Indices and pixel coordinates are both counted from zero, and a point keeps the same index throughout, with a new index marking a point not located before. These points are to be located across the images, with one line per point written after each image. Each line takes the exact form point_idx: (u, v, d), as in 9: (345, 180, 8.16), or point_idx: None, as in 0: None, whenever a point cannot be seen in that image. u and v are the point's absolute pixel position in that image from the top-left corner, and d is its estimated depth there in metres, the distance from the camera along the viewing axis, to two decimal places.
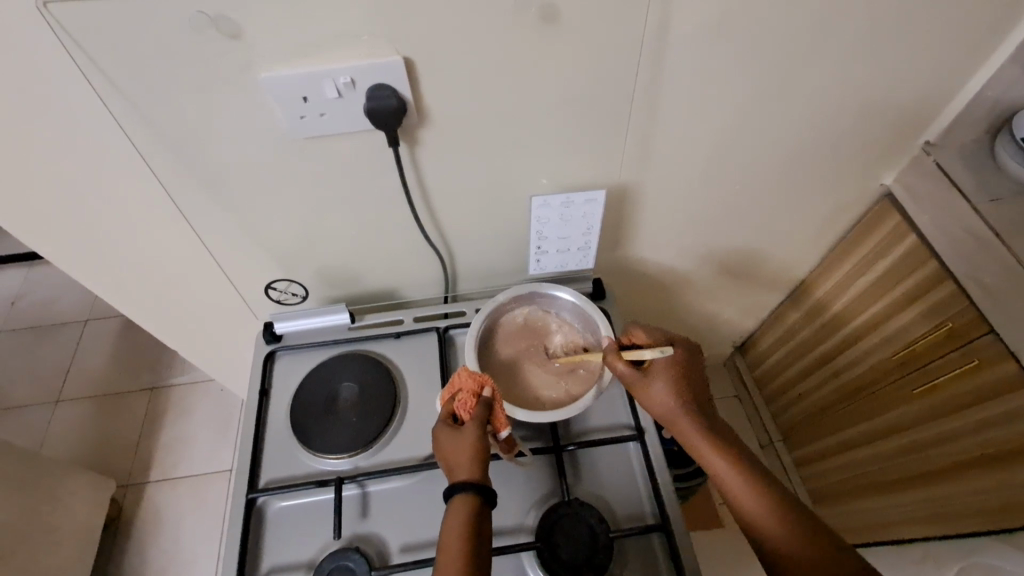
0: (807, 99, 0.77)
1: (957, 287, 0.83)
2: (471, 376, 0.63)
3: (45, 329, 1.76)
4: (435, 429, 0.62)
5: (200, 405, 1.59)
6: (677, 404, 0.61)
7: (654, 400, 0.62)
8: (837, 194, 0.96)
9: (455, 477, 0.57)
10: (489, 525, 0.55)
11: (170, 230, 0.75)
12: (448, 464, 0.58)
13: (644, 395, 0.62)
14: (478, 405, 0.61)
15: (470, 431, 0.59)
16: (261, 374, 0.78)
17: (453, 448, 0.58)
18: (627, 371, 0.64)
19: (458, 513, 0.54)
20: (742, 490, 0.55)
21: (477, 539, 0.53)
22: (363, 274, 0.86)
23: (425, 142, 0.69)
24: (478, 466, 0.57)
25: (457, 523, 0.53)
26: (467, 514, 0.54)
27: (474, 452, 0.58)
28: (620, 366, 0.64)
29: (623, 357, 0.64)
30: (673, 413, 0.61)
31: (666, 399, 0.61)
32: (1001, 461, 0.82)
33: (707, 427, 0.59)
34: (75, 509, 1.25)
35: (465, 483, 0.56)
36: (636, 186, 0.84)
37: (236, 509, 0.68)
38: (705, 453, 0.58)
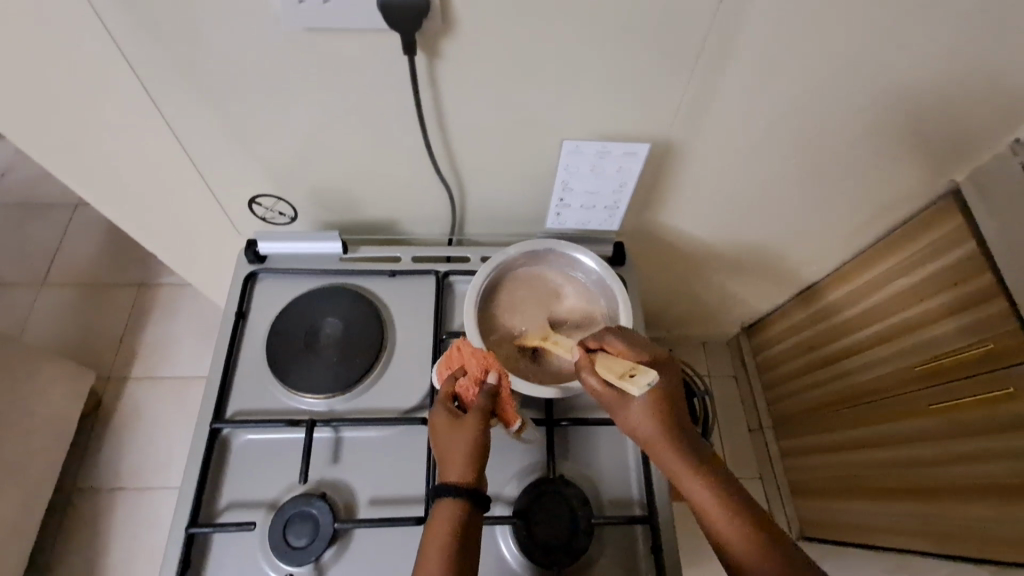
0: (898, 67, 0.65)
1: (1011, 306, 0.75)
2: (477, 359, 0.58)
3: (34, 207, 1.68)
4: (433, 413, 0.57)
5: (187, 309, 1.54)
6: (661, 429, 0.53)
7: (635, 423, 0.54)
8: (899, 184, 0.84)
9: (450, 469, 0.52)
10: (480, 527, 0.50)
11: (144, 126, 0.66)
12: (443, 454, 0.53)
13: (623, 420, 0.55)
14: (482, 392, 0.57)
15: (470, 421, 0.54)
16: (239, 296, 0.72)
17: (453, 436, 0.54)
18: (603, 388, 0.56)
19: (452, 506, 0.50)
20: (730, 528, 0.48)
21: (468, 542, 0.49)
22: (361, 202, 0.77)
23: (447, 55, 0.58)
24: (480, 458, 0.53)
25: (450, 520, 0.49)
26: (460, 512, 0.49)
27: (477, 444, 0.53)
28: (595, 383, 0.56)
29: (598, 372, 0.56)
30: (655, 441, 0.53)
31: (647, 424, 0.53)
32: (1009, 494, 0.77)
33: (696, 458, 0.52)
34: (53, 396, 1.24)
35: (464, 477, 0.51)
36: (681, 143, 0.73)
37: (198, 437, 0.63)
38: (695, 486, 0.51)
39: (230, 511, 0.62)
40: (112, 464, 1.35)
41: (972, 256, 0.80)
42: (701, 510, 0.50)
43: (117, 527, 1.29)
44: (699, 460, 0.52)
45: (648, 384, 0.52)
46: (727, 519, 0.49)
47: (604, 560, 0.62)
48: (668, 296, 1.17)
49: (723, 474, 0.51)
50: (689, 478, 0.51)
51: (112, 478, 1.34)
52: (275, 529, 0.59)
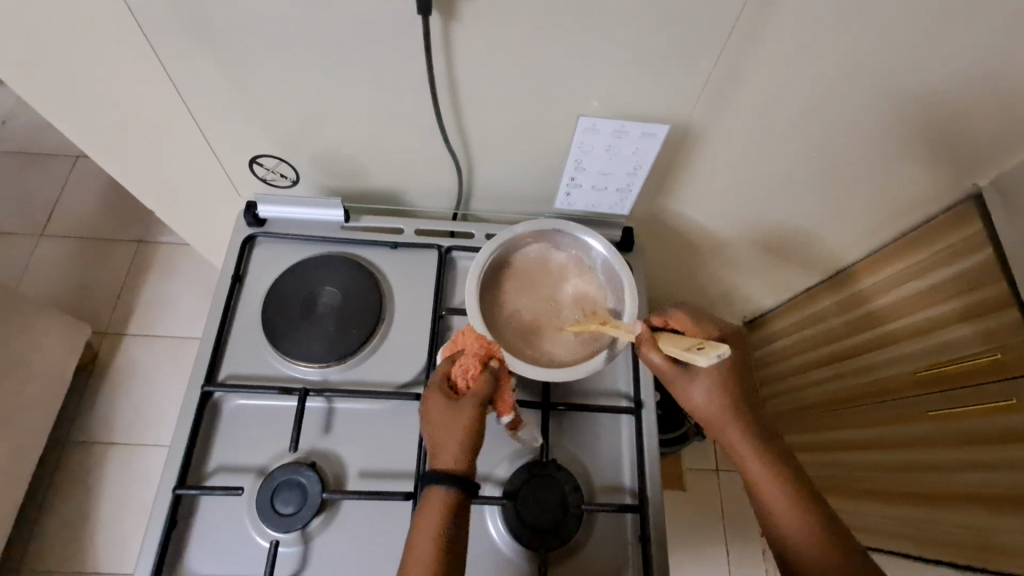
0: (935, 62, 0.62)
1: (1022, 317, 0.73)
2: (478, 342, 0.56)
3: (34, 156, 1.65)
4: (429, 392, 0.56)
5: (186, 269, 1.53)
6: (723, 405, 0.57)
7: (697, 400, 0.57)
8: (921, 186, 0.82)
9: (441, 461, 0.52)
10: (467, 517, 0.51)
11: (142, 77, 0.63)
12: (436, 441, 0.53)
13: (686, 396, 0.57)
14: (481, 375, 0.56)
15: (466, 407, 0.54)
16: (235, 259, 0.70)
17: (449, 422, 0.53)
18: (667, 363, 0.55)
19: (439, 500, 0.50)
20: (779, 498, 0.54)
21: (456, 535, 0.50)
22: (366, 169, 0.75)
23: (464, 20, 0.55)
24: (472, 449, 0.53)
25: (438, 515, 0.49)
26: (448, 507, 0.50)
27: (471, 434, 0.53)
28: (658, 361, 0.55)
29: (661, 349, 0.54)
30: (716, 416, 0.57)
31: (710, 401, 0.57)
32: (1002, 504, 0.76)
33: (753, 431, 0.56)
34: (48, 348, 1.23)
35: (453, 471, 0.51)
36: (699, 128, 0.70)
37: (189, 399, 0.62)
38: (751, 458, 0.56)
39: (219, 474, 0.61)
40: (106, 418, 1.36)
41: (987, 264, 0.78)
42: (751, 480, 0.55)
43: (109, 480, 1.31)
44: (756, 433, 0.56)
45: (721, 357, 0.44)
46: (778, 490, 0.54)
47: (592, 546, 0.62)
48: (672, 285, 1.15)
49: (779, 450, 0.56)
50: (745, 451, 0.56)
51: (106, 432, 1.34)
52: (262, 495, 0.59)
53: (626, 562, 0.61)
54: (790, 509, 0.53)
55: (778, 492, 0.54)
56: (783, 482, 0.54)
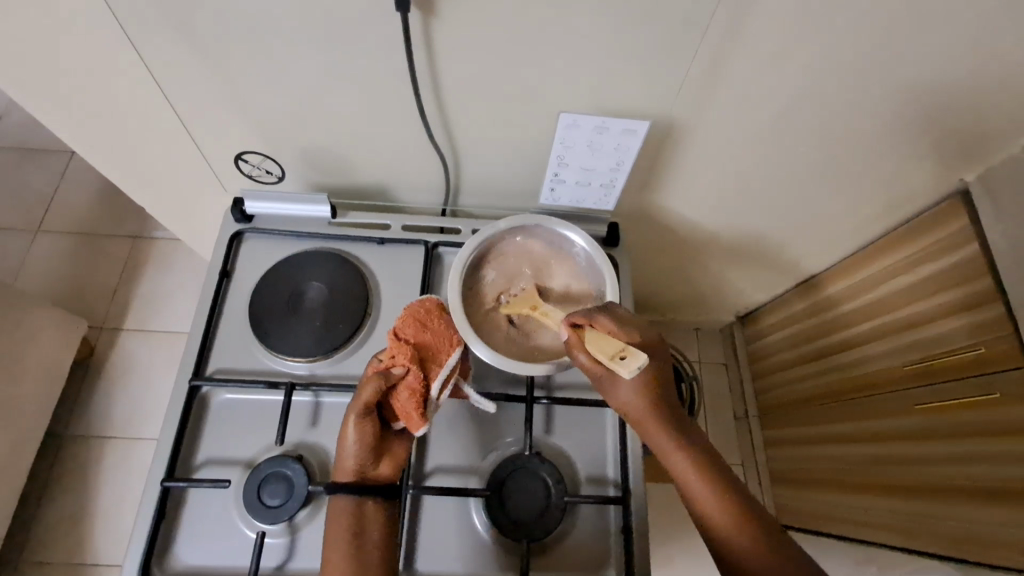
0: (916, 56, 0.62)
1: (1006, 312, 0.73)
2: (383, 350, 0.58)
3: (30, 152, 1.66)
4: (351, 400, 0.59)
5: (181, 264, 1.54)
6: (647, 402, 0.54)
7: (622, 397, 0.55)
8: (908, 180, 0.82)
9: (342, 468, 0.55)
10: (379, 514, 0.53)
11: (126, 74, 0.63)
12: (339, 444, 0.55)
13: (610, 393, 0.55)
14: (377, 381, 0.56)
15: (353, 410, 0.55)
16: (223, 254, 0.71)
17: (343, 426, 0.55)
18: (595, 367, 0.55)
19: (341, 504, 0.53)
20: (722, 514, 0.50)
21: (360, 536, 0.52)
22: (353, 165, 0.75)
23: (443, 16, 0.55)
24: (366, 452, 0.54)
25: (340, 521, 0.52)
26: (349, 512, 0.52)
27: (361, 437, 0.54)
28: (584, 361, 0.55)
29: (587, 349, 0.55)
30: (642, 414, 0.54)
31: (634, 397, 0.54)
32: (985, 497, 0.77)
33: (678, 427, 0.54)
34: (44, 343, 1.24)
35: (352, 474, 0.54)
36: (684, 124, 0.71)
37: (177, 393, 0.63)
38: (688, 474, 0.52)
39: (207, 468, 0.62)
40: (103, 414, 1.37)
41: (973, 259, 0.78)
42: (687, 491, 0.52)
43: (107, 474, 1.32)
44: (682, 432, 0.54)
45: (638, 368, 0.52)
46: (707, 490, 0.51)
47: (574, 537, 0.63)
48: (663, 280, 1.16)
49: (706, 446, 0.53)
50: (672, 448, 0.53)
51: (103, 427, 1.35)
52: (249, 487, 0.60)
53: (609, 553, 0.63)
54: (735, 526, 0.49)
55: (722, 507, 0.50)
56: (724, 496, 0.50)
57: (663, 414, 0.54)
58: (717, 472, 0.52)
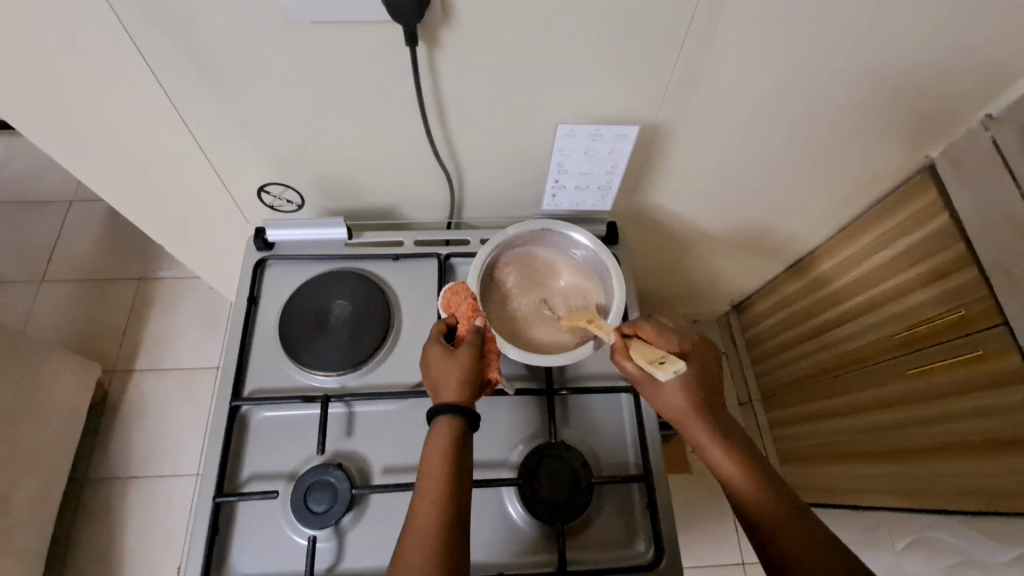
0: (877, 48, 0.68)
1: (980, 274, 0.79)
2: (468, 308, 0.63)
3: (29, 205, 1.69)
4: (427, 350, 0.61)
5: (189, 301, 1.56)
6: (689, 405, 0.59)
7: (667, 400, 0.59)
8: (878, 160, 0.88)
9: (439, 400, 0.57)
10: (470, 468, 0.54)
11: (156, 119, 0.68)
12: (433, 384, 0.58)
13: (656, 397, 0.60)
14: (472, 331, 0.61)
15: (461, 355, 0.58)
16: (249, 281, 0.75)
17: (446, 369, 0.58)
18: (637, 372, 0.60)
19: (437, 453, 0.53)
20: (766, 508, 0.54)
21: (458, 462, 0.53)
22: (364, 189, 0.80)
23: (447, 45, 0.60)
24: (462, 392, 0.57)
25: (438, 474, 0.52)
26: (449, 439, 0.54)
27: (465, 373, 0.58)
28: (630, 368, 0.59)
29: (632, 356, 0.59)
30: (685, 415, 0.59)
31: (677, 399, 0.59)
32: (980, 449, 0.82)
33: (720, 428, 0.59)
34: (61, 388, 1.26)
35: (450, 407, 0.55)
36: (670, 125, 0.76)
37: (219, 415, 0.67)
38: (732, 473, 0.56)
39: (253, 483, 0.66)
40: (123, 454, 1.38)
41: (945, 228, 0.84)
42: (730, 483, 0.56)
43: (131, 514, 1.33)
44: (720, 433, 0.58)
45: (677, 371, 0.54)
46: (747, 483, 0.56)
47: (604, 517, 0.67)
48: (661, 275, 1.21)
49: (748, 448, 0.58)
50: (710, 442, 0.58)
51: (124, 468, 1.37)
52: (296, 496, 0.63)
53: (637, 529, 0.66)
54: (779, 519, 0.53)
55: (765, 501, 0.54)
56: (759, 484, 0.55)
57: (707, 418, 0.59)
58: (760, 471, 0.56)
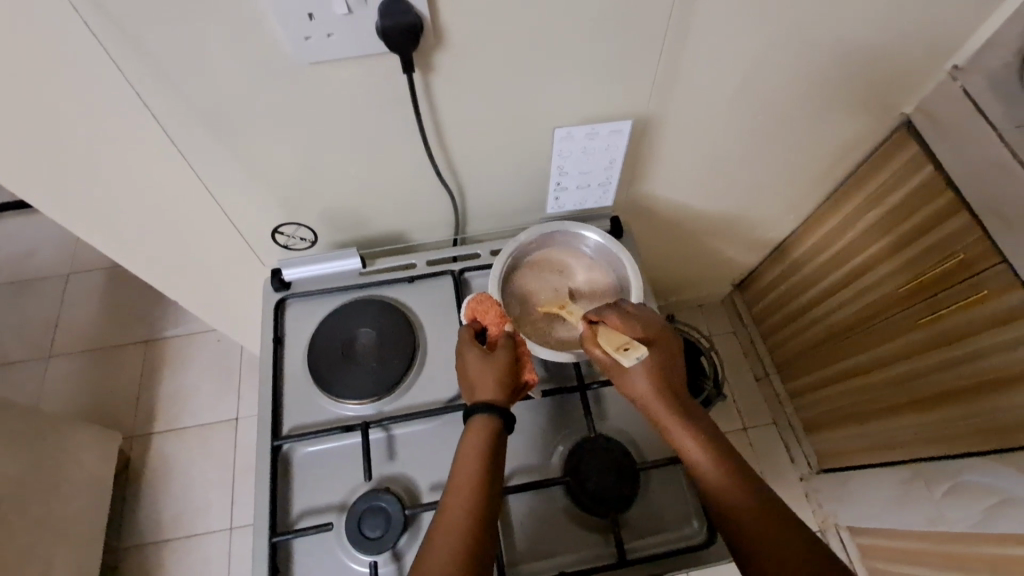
0: (844, 18, 0.71)
1: (972, 217, 0.82)
2: (496, 314, 0.65)
3: (28, 283, 1.69)
4: (461, 353, 0.62)
5: (199, 356, 1.56)
6: (656, 393, 0.58)
7: (633, 388, 0.59)
8: (858, 122, 0.91)
9: (476, 400, 0.59)
10: (503, 470, 0.55)
11: (167, 177, 0.70)
12: (470, 385, 0.60)
13: (623, 384, 0.59)
14: (504, 335, 0.63)
15: (497, 359, 0.60)
16: (272, 322, 0.76)
17: (484, 373, 0.59)
18: (606, 359, 0.60)
19: (472, 448, 0.55)
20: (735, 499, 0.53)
21: (492, 463, 0.54)
22: (372, 217, 0.82)
23: (441, 68, 0.63)
24: (499, 394, 0.58)
25: (471, 469, 0.53)
26: (484, 438, 0.55)
27: (501, 377, 0.59)
28: (599, 354, 0.60)
29: (599, 343, 0.61)
30: (652, 403, 0.58)
31: (645, 388, 0.58)
32: (999, 387, 0.84)
33: (688, 415, 0.58)
34: (84, 461, 1.26)
35: (487, 406, 0.57)
36: (658, 116, 0.79)
37: (263, 456, 0.68)
38: (702, 463, 0.55)
39: (304, 518, 0.66)
40: (153, 518, 1.37)
41: (932, 179, 0.87)
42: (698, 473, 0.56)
43: None
44: (691, 424, 0.57)
45: (639, 356, 0.58)
46: (718, 475, 0.55)
47: (653, 503, 0.68)
48: (665, 264, 1.24)
49: (717, 438, 0.57)
50: (681, 431, 0.57)
51: (156, 533, 1.36)
52: (350, 525, 0.64)
53: (688, 509, 0.67)
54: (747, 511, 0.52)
55: (731, 487, 0.54)
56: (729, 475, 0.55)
57: (677, 406, 0.58)
58: (730, 463, 0.55)
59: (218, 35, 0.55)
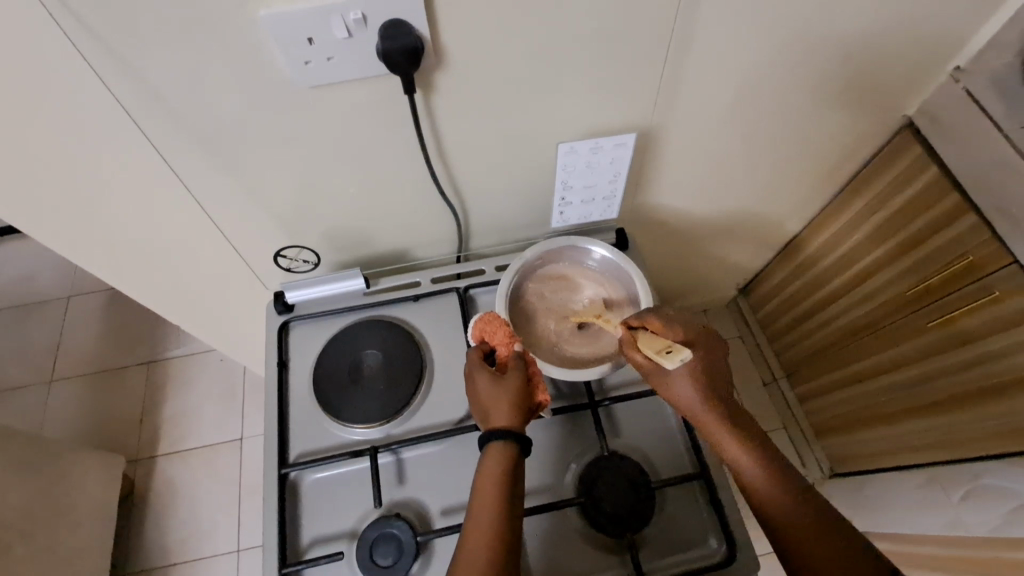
0: (845, 24, 0.71)
1: (979, 219, 0.81)
2: (503, 333, 0.64)
3: (28, 307, 1.68)
4: (472, 377, 0.61)
5: (201, 376, 1.55)
6: (700, 396, 0.57)
7: (675, 392, 0.59)
8: (861, 126, 0.91)
9: (491, 426, 0.58)
10: (523, 499, 0.54)
11: (167, 203, 0.69)
12: (483, 411, 0.59)
13: (665, 389, 0.59)
14: (512, 356, 0.62)
15: (507, 382, 0.59)
16: (276, 346, 0.75)
17: (495, 398, 0.58)
18: (646, 364, 0.60)
19: (490, 479, 0.54)
20: (778, 501, 0.52)
21: (511, 492, 0.53)
22: (375, 237, 0.81)
23: (442, 87, 0.62)
24: (513, 417, 0.57)
25: (489, 503, 0.52)
26: (501, 465, 0.54)
27: (512, 401, 0.58)
28: (638, 359, 0.61)
29: (640, 347, 0.61)
30: (695, 407, 0.58)
31: (686, 393, 0.58)
32: (1015, 389, 0.83)
33: (734, 418, 0.57)
34: (89, 487, 1.24)
35: (503, 432, 0.56)
36: (660, 127, 0.78)
37: (270, 484, 0.66)
38: (747, 467, 0.55)
39: (314, 547, 0.65)
40: (158, 542, 1.36)
41: (937, 181, 0.86)
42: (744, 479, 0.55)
43: None
44: (736, 428, 0.56)
45: (683, 359, 0.57)
46: (764, 481, 0.54)
47: (670, 521, 0.66)
48: (669, 272, 1.23)
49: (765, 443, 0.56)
50: (725, 435, 0.56)
51: (161, 557, 1.34)
52: (361, 553, 0.62)
53: (706, 527, 0.66)
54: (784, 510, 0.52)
55: (775, 493, 0.53)
56: (776, 483, 0.53)
57: (720, 411, 0.57)
58: (778, 470, 0.54)
59: (218, 62, 0.55)
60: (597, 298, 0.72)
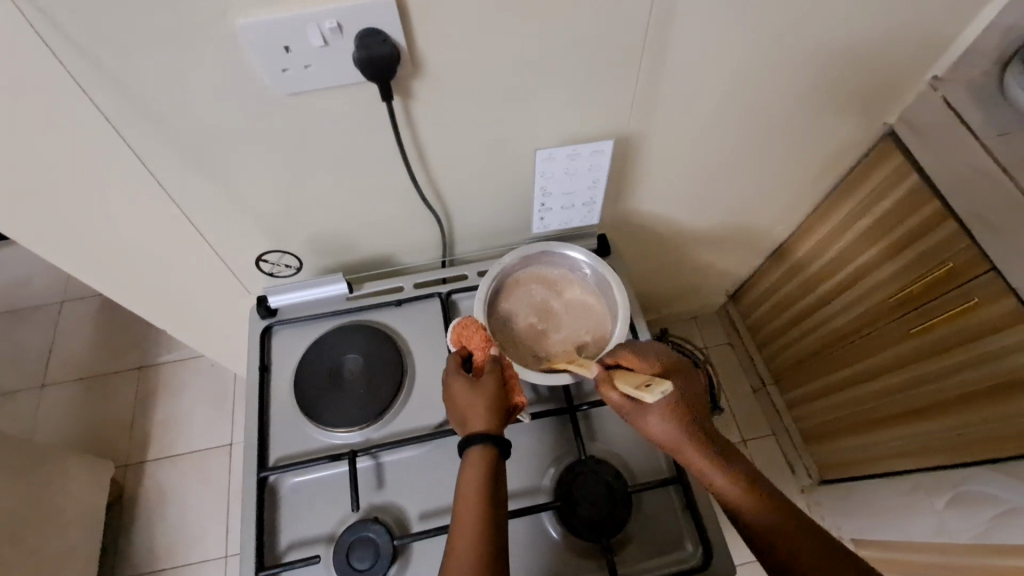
0: (821, 33, 0.72)
1: (959, 226, 0.82)
2: (480, 337, 0.65)
3: (20, 312, 1.68)
4: (448, 383, 0.61)
5: (192, 381, 1.55)
6: (677, 428, 0.57)
7: (654, 427, 0.57)
8: (842, 133, 0.92)
9: (469, 430, 0.58)
10: (505, 500, 0.54)
11: (150, 208, 0.70)
12: (460, 415, 0.59)
13: (643, 425, 0.58)
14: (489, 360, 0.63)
15: (484, 386, 0.60)
16: (258, 350, 0.75)
17: (472, 402, 0.59)
18: (622, 400, 0.58)
19: (472, 483, 0.54)
20: (768, 522, 0.53)
21: (492, 495, 0.53)
22: (358, 242, 0.82)
23: (421, 95, 0.63)
24: (490, 421, 0.58)
25: (473, 508, 0.52)
26: (482, 469, 0.55)
27: (489, 403, 0.59)
28: (615, 397, 0.58)
29: (616, 385, 0.58)
30: (675, 440, 0.57)
31: (665, 425, 0.57)
32: (997, 395, 0.83)
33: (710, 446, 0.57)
34: (77, 492, 1.24)
35: (481, 436, 0.57)
36: (640, 134, 0.79)
37: (249, 488, 0.67)
38: (734, 495, 0.55)
39: (292, 551, 0.65)
40: (147, 548, 1.35)
41: (917, 188, 0.87)
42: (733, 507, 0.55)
43: None
44: (716, 454, 0.56)
45: (665, 392, 0.52)
46: (753, 505, 0.54)
47: (647, 526, 0.66)
48: (657, 278, 1.24)
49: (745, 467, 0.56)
50: (706, 465, 0.56)
51: (149, 563, 1.33)
52: (338, 557, 0.63)
53: (682, 531, 0.66)
54: (780, 527, 0.52)
55: (766, 515, 0.53)
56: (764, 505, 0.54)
57: (699, 440, 0.56)
58: (763, 493, 0.55)
59: (197, 69, 0.55)
60: (576, 303, 0.73)
